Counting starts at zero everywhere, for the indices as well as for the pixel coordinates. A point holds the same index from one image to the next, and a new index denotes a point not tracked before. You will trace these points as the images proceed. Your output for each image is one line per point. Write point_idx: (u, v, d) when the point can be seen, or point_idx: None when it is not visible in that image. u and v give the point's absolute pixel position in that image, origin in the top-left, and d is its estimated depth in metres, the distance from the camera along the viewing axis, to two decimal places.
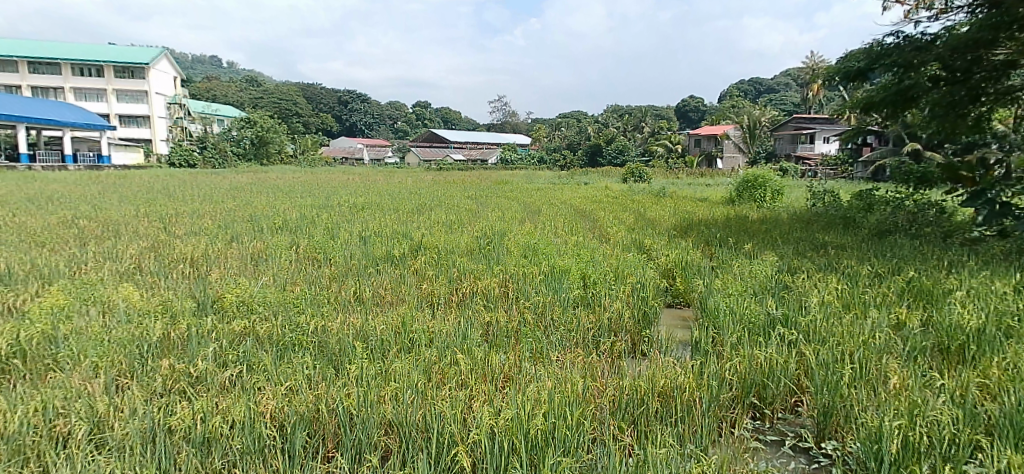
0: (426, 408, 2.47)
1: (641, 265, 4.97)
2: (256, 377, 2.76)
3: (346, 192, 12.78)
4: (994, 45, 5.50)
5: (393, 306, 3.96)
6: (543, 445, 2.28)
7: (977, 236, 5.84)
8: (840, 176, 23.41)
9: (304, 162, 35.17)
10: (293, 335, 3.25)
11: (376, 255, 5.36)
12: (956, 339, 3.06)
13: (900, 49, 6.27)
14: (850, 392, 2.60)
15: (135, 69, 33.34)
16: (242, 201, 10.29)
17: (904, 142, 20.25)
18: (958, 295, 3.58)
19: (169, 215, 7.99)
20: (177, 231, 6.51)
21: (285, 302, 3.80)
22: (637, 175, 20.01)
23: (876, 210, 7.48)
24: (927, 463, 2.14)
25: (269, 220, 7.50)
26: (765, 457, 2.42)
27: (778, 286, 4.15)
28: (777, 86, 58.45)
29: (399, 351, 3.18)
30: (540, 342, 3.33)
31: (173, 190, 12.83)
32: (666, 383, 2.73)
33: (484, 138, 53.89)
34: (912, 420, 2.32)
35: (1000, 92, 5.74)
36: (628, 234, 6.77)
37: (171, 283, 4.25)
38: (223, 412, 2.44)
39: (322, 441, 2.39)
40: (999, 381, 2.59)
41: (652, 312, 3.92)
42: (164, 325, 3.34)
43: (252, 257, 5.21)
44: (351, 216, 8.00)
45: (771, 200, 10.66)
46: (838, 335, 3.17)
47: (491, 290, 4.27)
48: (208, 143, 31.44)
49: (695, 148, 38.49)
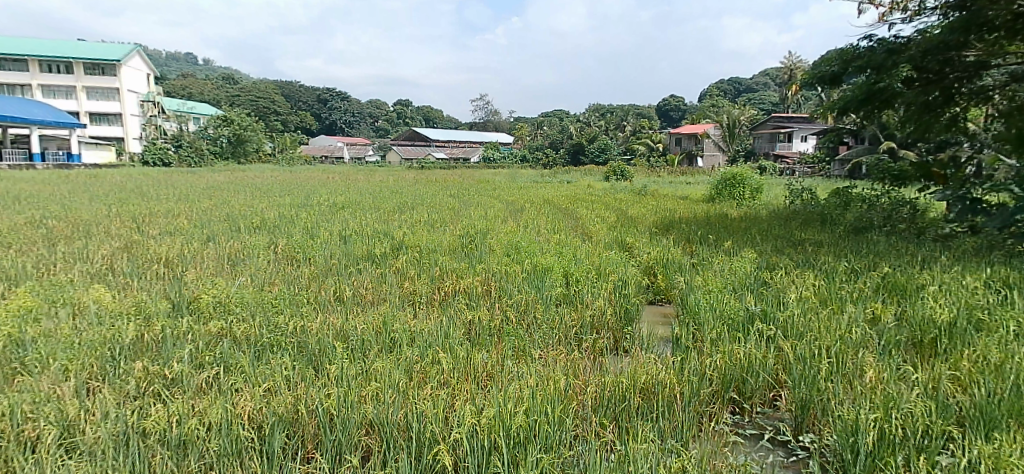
0: (408, 407, 2.45)
1: (623, 263, 4.99)
2: (234, 378, 2.72)
3: (326, 192, 12.61)
4: (964, 46, 5.64)
5: (375, 306, 3.93)
6: (525, 442, 2.28)
7: (949, 232, 5.98)
8: (817, 174, 23.77)
9: (283, 161, 34.71)
10: (271, 335, 3.22)
11: (356, 255, 5.30)
12: (929, 333, 3.12)
13: (873, 52, 6.43)
14: (827, 386, 2.64)
15: (105, 66, 32.64)
16: (216, 200, 10.10)
17: (878, 140, 20.72)
18: (930, 290, 3.66)
19: (141, 215, 7.83)
20: (151, 231, 6.40)
21: (263, 301, 3.76)
22: (618, 173, 20.10)
23: (852, 207, 7.60)
24: (901, 455, 2.18)
25: (246, 219, 7.38)
26: (744, 450, 2.45)
27: (757, 282, 4.21)
28: (756, 85, 59.30)
29: (380, 350, 3.15)
30: (523, 339, 3.32)
31: (149, 189, 12.59)
32: (647, 379, 2.74)
33: (466, 137, 53.76)
34: (887, 412, 2.36)
35: (973, 92, 5.90)
36: (609, 231, 6.81)
37: (144, 285, 4.15)
38: (200, 414, 2.40)
39: (301, 441, 2.36)
40: (969, 374, 2.65)
41: (633, 309, 3.94)
42: (137, 326, 3.28)
43: (230, 257, 5.14)
44: (330, 215, 7.90)
45: (751, 198, 10.79)
46: (815, 330, 3.22)
47: (473, 289, 4.25)
48: (183, 141, 30.91)
49: (675, 147, 38.83)
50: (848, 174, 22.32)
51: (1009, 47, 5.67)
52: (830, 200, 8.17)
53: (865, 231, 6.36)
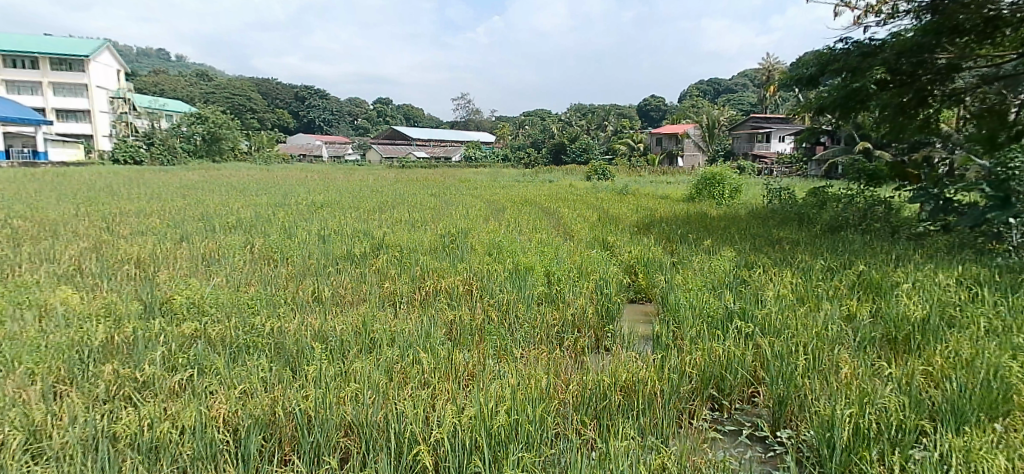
0: (388, 408, 2.42)
1: (604, 262, 5.01)
2: (208, 381, 2.66)
3: (303, 191, 12.44)
4: (936, 49, 5.76)
5: (354, 306, 3.89)
6: (506, 442, 2.27)
7: (922, 230, 6.11)
8: (795, 174, 24.13)
9: (260, 160, 34.21)
10: (247, 336, 3.15)
11: (335, 254, 5.23)
12: (904, 330, 3.18)
13: (848, 55, 6.51)
14: (804, 382, 2.67)
15: (73, 62, 31.87)
16: (190, 198, 9.91)
17: (854, 140, 21.08)
18: (904, 288, 3.73)
19: (111, 214, 7.65)
20: (122, 230, 6.26)
21: (239, 301, 3.69)
22: (599, 173, 20.21)
23: (828, 207, 7.73)
24: (876, 449, 2.21)
25: (221, 219, 7.25)
26: (723, 446, 2.46)
27: (736, 280, 4.25)
28: (734, 85, 60.09)
29: (359, 350, 3.12)
30: (504, 338, 3.31)
31: (121, 188, 12.29)
32: (628, 377, 2.75)
33: (448, 136, 53.56)
34: (862, 407, 2.40)
35: (946, 94, 6.03)
36: (590, 230, 6.83)
37: (115, 286, 4.05)
38: (173, 417, 2.34)
39: (278, 444, 2.32)
40: (941, 369, 2.70)
41: (615, 307, 3.95)
42: (107, 328, 3.19)
43: (204, 257, 5.04)
44: (309, 215, 7.80)
45: (730, 197, 10.92)
46: (792, 327, 3.26)
47: (454, 288, 4.22)
48: (156, 139, 30.28)
49: (656, 146, 39.16)
50: (824, 173, 22.69)
51: (979, 50, 5.80)
52: (808, 200, 8.29)
53: (841, 230, 6.48)
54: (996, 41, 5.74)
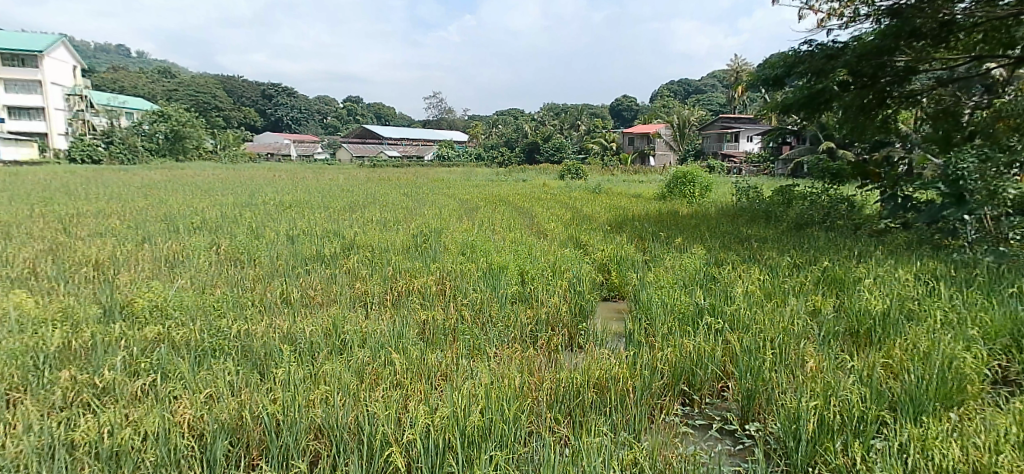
0: (359, 409, 2.39)
1: (577, 260, 5.05)
2: (172, 385, 2.58)
3: (271, 191, 12.21)
4: (896, 52, 5.92)
5: (324, 307, 3.84)
6: (480, 440, 2.26)
7: (883, 227, 6.30)
8: (762, 173, 24.66)
9: (227, 159, 33.46)
10: (213, 339, 3.08)
11: (305, 255, 5.15)
12: (865, 323, 3.28)
13: (813, 57, 6.57)
14: (771, 376, 2.72)
15: (26, 58, 30.70)
16: (152, 199, 9.64)
17: (818, 141, 21.64)
18: (866, 283, 3.84)
19: (68, 215, 7.39)
20: (79, 232, 6.04)
21: (204, 304, 3.60)
22: (572, 172, 20.37)
23: (794, 204, 7.92)
24: (840, 440, 2.27)
25: (185, 219, 7.06)
26: (693, 440, 2.50)
27: (706, 277, 4.32)
28: (704, 86, 61.18)
29: (329, 352, 3.07)
30: (478, 338, 3.30)
31: (78, 188, 11.87)
32: (601, 374, 2.76)
33: (421, 135, 53.22)
34: (827, 400, 2.46)
35: (904, 96, 6.32)
36: (563, 229, 6.87)
37: (72, 289, 3.91)
38: (135, 423, 2.27)
39: (246, 448, 2.27)
40: (900, 361, 2.79)
41: (587, 305, 3.98)
42: (64, 333, 3.07)
43: (168, 259, 4.90)
44: (278, 215, 7.66)
45: (700, 195, 11.10)
46: (760, 322, 3.32)
47: (427, 288, 4.19)
48: (115, 138, 29.34)
49: (628, 146, 39.59)
50: (790, 172, 23.26)
51: (935, 54, 6.01)
52: (775, 198, 8.48)
53: (807, 228, 6.64)
54: (951, 45, 5.95)
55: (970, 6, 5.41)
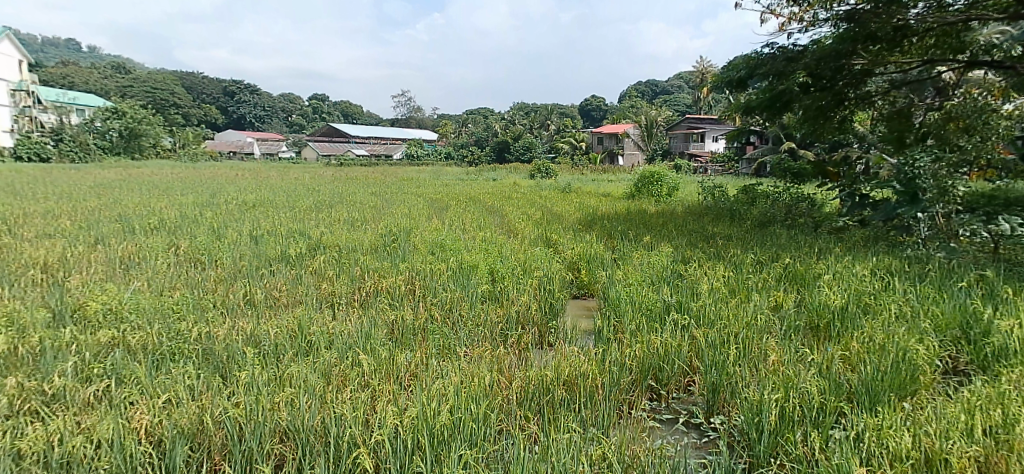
0: (325, 411, 2.34)
1: (547, 259, 5.06)
2: (128, 391, 2.49)
3: (233, 190, 11.91)
4: (853, 55, 6.12)
5: (290, 308, 3.76)
6: (448, 440, 2.24)
7: (842, 224, 6.50)
8: (726, 173, 25.17)
9: (186, 158, 32.46)
10: (172, 343, 2.98)
11: (268, 255, 5.03)
12: (825, 317, 3.38)
13: (774, 59, 6.71)
14: (735, 370, 2.78)
15: None
16: (106, 198, 9.29)
17: (780, 141, 22.21)
18: (825, 279, 3.96)
19: (13, 216, 7.05)
20: (26, 233, 5.78)
21: (162, 307, 3.48)
22: (542, 171, 20.48)
23: (758, 202, 8.12)
24: (801, 431, 2.33)
25: (142, 220, 6.83)
26: (661, 434, 2.53)
27: (673, 274, 4.39)
28: (669, 87, 62.29)
29: (295, 354, 3.01)
30: (447, 337, 3.28)
31: (25, 188, 11.34)
32: (571, 371, 2.77)
33: (390, 134, 52.69)
34: (788, 392, 2.53)
35: (860, 97, 6.55)
36: (533, 228, 6.89)
37: (17, 293, 3.72)
38: (88, 430, 2.19)
39: (207, 454, 2.20)
40: (857, 354, 2.88)
41: (557, 304, 3.99)
42: (9, 339, 2.93)
43: (123, 261, 4.73)
44: (240, 215, 7.48)
45: (668, 194, 11.27)
46: (725, 318, 3.39)
47: (396, 288, 4.14)
48: (65, 135, 28.12)
49: (597, 146, 39.95)
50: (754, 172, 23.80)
51: (889, 58, 6.26)
52: (739, 196, 8.67)
53: (769, 225, 6.80)
54: (904, 49, 6.20)
55: (923, 12, 5.61)
